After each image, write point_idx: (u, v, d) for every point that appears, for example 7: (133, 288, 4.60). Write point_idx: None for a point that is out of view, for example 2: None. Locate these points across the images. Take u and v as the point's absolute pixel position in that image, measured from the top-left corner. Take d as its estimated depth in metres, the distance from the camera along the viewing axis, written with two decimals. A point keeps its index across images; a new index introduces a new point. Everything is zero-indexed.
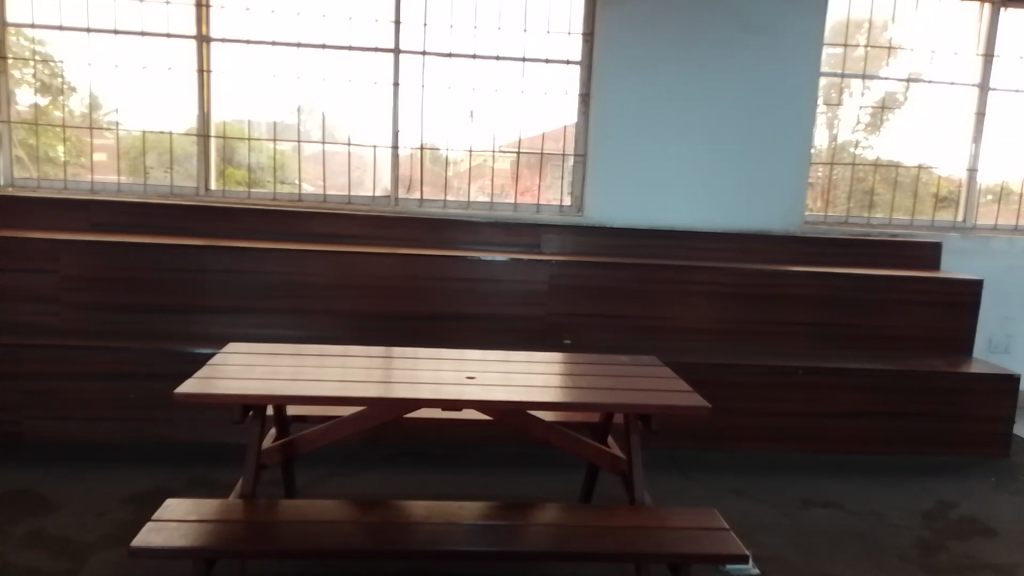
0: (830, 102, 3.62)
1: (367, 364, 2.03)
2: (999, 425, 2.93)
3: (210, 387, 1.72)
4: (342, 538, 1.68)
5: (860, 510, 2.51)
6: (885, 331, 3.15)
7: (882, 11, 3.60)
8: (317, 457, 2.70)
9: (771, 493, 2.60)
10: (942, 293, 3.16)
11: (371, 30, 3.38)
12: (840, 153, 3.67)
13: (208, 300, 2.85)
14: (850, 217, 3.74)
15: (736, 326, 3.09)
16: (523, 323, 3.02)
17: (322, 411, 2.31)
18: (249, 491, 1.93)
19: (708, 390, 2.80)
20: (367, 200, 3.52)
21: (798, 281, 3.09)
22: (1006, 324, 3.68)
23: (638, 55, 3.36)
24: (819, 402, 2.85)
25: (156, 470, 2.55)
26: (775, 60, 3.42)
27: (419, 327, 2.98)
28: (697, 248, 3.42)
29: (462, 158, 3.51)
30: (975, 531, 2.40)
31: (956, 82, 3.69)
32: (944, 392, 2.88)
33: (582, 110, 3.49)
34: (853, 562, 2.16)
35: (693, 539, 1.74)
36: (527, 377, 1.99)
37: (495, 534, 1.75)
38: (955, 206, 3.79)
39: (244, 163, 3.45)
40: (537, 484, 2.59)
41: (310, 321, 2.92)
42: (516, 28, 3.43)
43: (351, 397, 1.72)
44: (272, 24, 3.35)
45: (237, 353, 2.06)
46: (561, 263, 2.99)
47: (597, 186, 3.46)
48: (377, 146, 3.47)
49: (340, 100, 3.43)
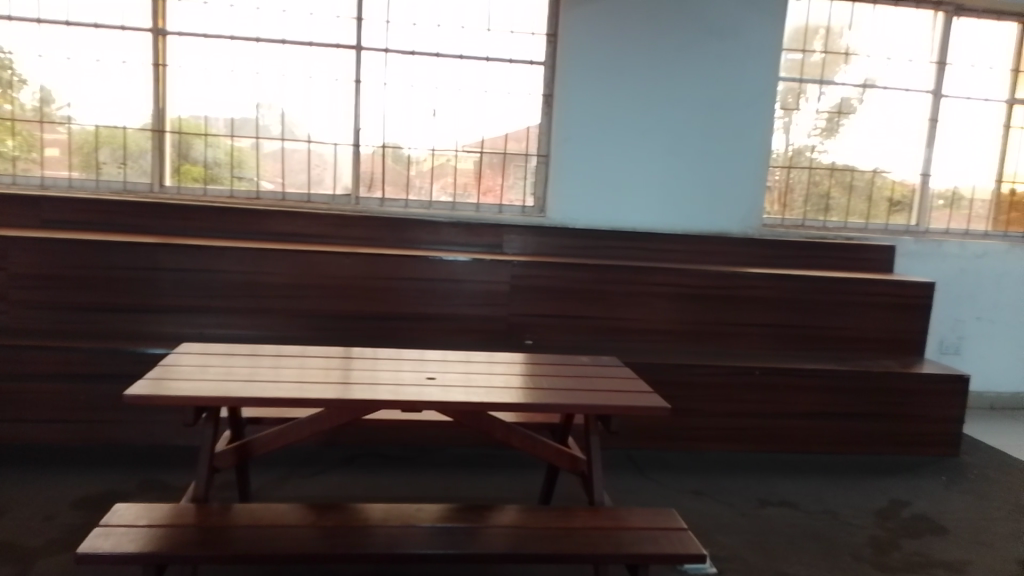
0: (786, 106, 3.67)
1: (325, 365, 2.00)
2: (948, 425, 3.00)
3: (162, 389, 1.68)
4: (297, 543, 1.65)
5: (815, 509, 2.55)
6: (842, 332, 3.21)
7: (839, 17, 3.66)
8: (272, 459, 2.65)
9: (730, 494, 2.62)
10: (897, 296, 3.22)
11: (332, 26, 3.34)
12: (797, 157, 3.72)
13: (162, 299, 2.79)
14: (806, 220, 3.79)
15: (696, 328, 3.11)
16: (484, 324, 3.01)
17: (279, 413, 2.27)
18: (201, 495, 1.89)
19: (667, 391, 2.81)
20: (326, 198, 3.48)
21: (756, 282, 3.12)
22: (956, 326, 3.78)
23: (600, 58, 3.37)
24: (776, 402, 2.88)
25: (107, 474, 2.49)
26: (737, 65, 3.46)
27: (378, 327, 2.94)
28: (658, 250, 3.44)
29: (425, 158, 3.49)
30: (926, 530, 2.44)
31: (910, 89, 3.76)
32: (899, 393, 2.94)
33: (545, 111, 3.49)
34: (808, 561, 2.19)
35: (650, 540, 1.74)
36: (488, 378, 1.98)
37: (454, 537, 1.74)
38: (908, 210, 3.87)
39: (200, 159, 3.37)
40: (496, 485, 2.58)
41: (267, 321, 2.86)
42: (479, 27, 3.41)
43: (309, 398, 1.69)
44: (231, 19, 3.28)
45: (190, 354, 2.01)
46: (523, 263, 2.98)
47: (559, 187, 3.46)
48: (338, 144, 3.43)
49: (300, 98, 3.38)
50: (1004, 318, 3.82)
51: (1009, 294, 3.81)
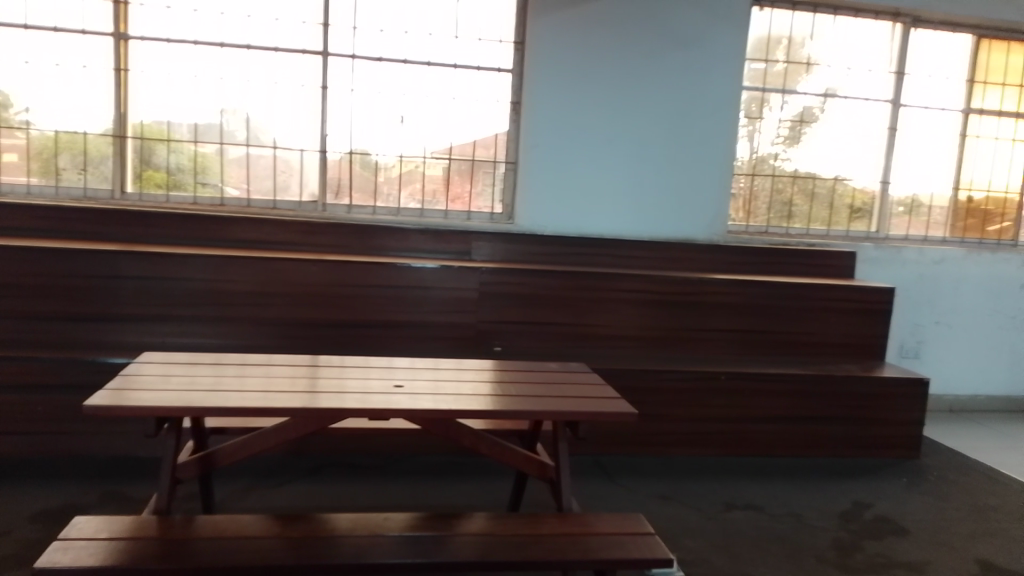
0: (750, 115, 3.73)
1: (292, 374, 1.98)
2: (909, 428, 3.06)
3: (123, 399, 1.65)
4: (261, 555, 1.63)
5: (780, 512, 2.58)
6: (806, 337, 3.26)
7: (801, 27, 3.72)
8: (237, 470, 2.62)
9: (696, 498, 2.64)
10: (858, 301, 3.28)
11: (298, 32, 3.32)
12: (761, 165, 3.78)
13: (123, 307, 2.74)
14: (770, 227, 3.85)
15: (664, 333, 3.14)
16: (452, 331, 3.00)
17: (244, 422, 2.24)
18: (163, 507, 1.85)
19: (635, 397, 2.82)
20: (292, 205, 3.44)
21: (722, 288, 3.16)
22: (916, 330, 3.86)
23: (567, 65, 3.39)
24: (742, 407, 2.91)
25: (65, 487, 2.44)
26: (702, 73, 3.51)
27: (346, 335, 2.92)
28: (626, 256, 3.46)
29: (393, 164, 3.48)
30: (888, 531, 2.49)
31: (870, 98, 3.84)
32: (861, 397, 2.99)
33: (512, 118, 3.50)
34: (773, 563, 2.21)
35: (618, 545, 1.75)
36: (456, 385, 1.97)
37: (422, 546, 1.73)
38: (869, 217, 3.94)
39: (163, 165, 3.32)
40: (465, 492, 2.57)
41: (232, 329, 2.83)
42: (446, 34, 3.41)
43: (275, 407, 1.67)
44: (194, 23, 3.25)
45: (152, 364, 1.97)
46: (491, 270, 2.99)
47: (527, 194, 3.47)
48: (304, 150, 3.40)
49: (266, 103, 3.35)
50: (962, 322, 3.91)
51: (967, 299, 3.90)
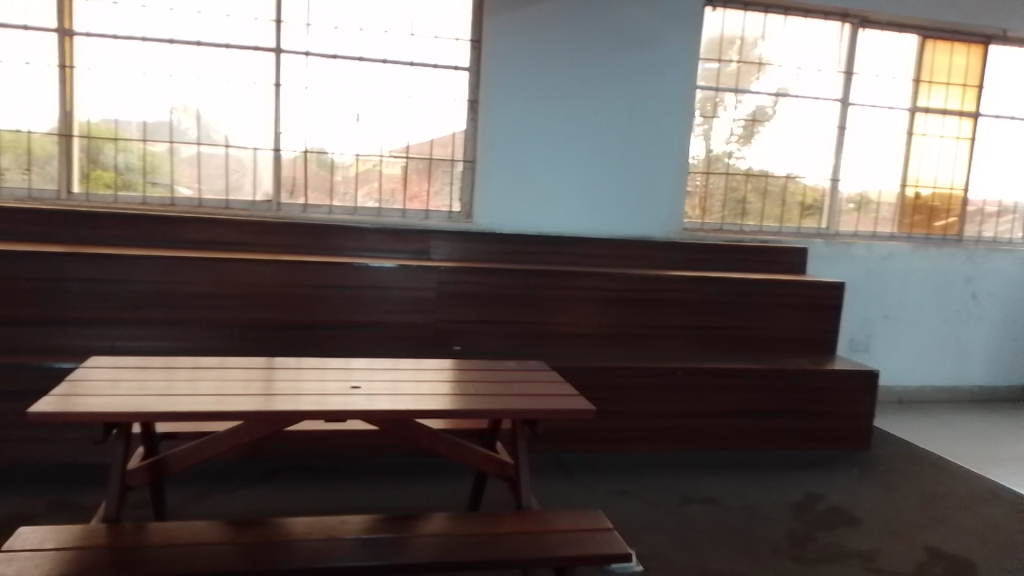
0: (705, 114, 3.77)
1: (246, 376, 1.95)
2: (860, 420, 3.13)
3: (69, 404, 1.60)
4: (215, 561, 1.60)
5: (735, 505, 2.62)
6: (761, 333, 3.31)
7: (752, 28, 3.78)
8: (191, 476, 2.57)
9: (654, 493, 2.67)
10: (811, 297, 3.35)
11: (250, 28, 3.26)
12: (715, 163, 3.83)
13: (70, 311, 2.66)
14: (724, 224, 3.90)
15: (622, 331, 3.17)
16: (411, 331, 2.98)
17: (197, 427, 2.20)
18: (112, 515, 1.81)
19: (594, 394, 2.84)
20: (246, 205, 3.38)
21: (678, 286, 3.20)
22: (866, 324, 3.96)
23: (523, 65, 3.39)
24: (699, 402, 2.95)
25: (11, 496, 2.36)
26: (657, 74, 3.55)
27: (303, 337, 2.88)
28: (584, 255, 3.48)
29: (350, 163, 3.45)
30: (840, 521, 2.54)
31: (820, 98, 3.92)
32: (814, 390, 3.06)
33: (470, 116, 3.49)
34: (728, 555, 2.25)
35: (577, 542, 1.76)
36: (414, 385, 1.96)
37: (380, 548, 1.71)
38: (819, 214, 4.02)
39: (110, 165, 3.24)
40: (424, 493, 2.56)
41: (185, 332, 2.77)
42: (402, 32, 3.39)
43: (228, 411, 1.65)
44: (143, 19, 3.17)
45: (100, 369, 1.92)
46: (450, 269, 2.98)
47: (485, 193, 3.47)
48: (258, 149, 3.35)
49: (218, 101, 3.29)
50: (909, 315, 4.01)
51: (915, 293, 4.00)
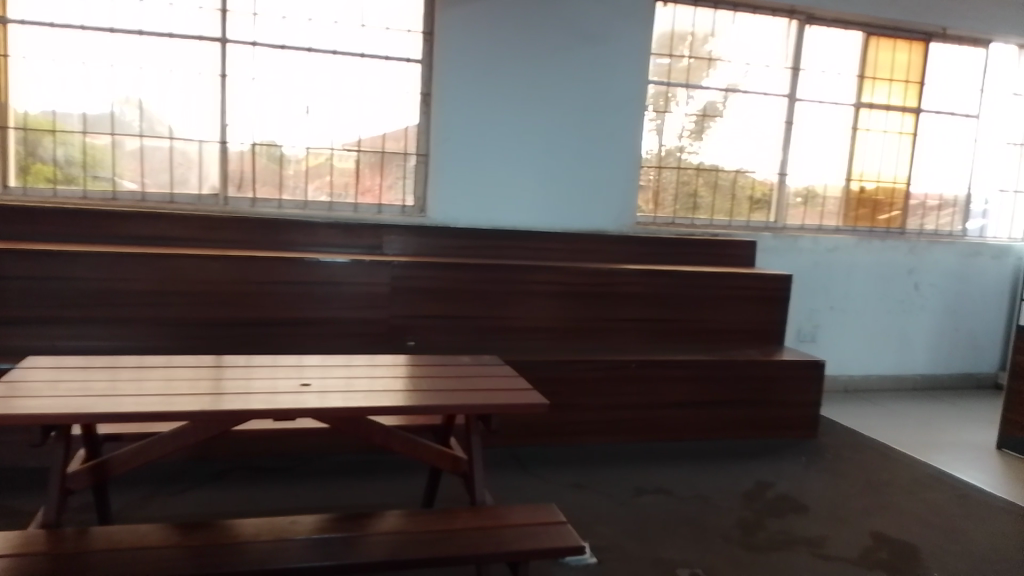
0: (657, 109, 3.80)
1: (193, 375, 1.91)
2: (808, 409, 3.20)
3: (4, 407, 1.55)
4: (160, 565, 1.56)
5: (688, 495, 2.66)
6: (713, 325, 3.36)
7: (702, 24, 3.82)
8: (136, 478, 2.50)
9: (608, 485, 2.69)
10: (761, 289, 3.40)
11: (194, 18, 3.18)
12: (667, 158, 3.87)
13: (7, 310, 2.57)
14: (676, 218, 3.95)
15: (576, 324, 3.18)
16: (365, 327, 2.95)
17: (142, 428, 2.14)
18: (52, 520, 1.75)
19: (549, 387, 2.85)
20: (191, 199, 3.30)
21: (632, 279, 3.22)
22: (814, 315, 4.04)
23: (474, 58, 3.37)
24: (652, 394, 2.98)
25: None
26: (609, 69, 3.57)
27: (253, 334, 2.83)
28: (538, 249, 3.48)
29: (300, 156, 3.39)
30: (789, 509, 2.60)
31: (768, 93, 3.98)
32: (764, 381, 3.11)
33: (423, 109, 3.46)
34: (681, 545, 2.28)
35: (531, 536, 1.76)
36: (367, 382, 1.94)
37: (332, 547, 1.69)
38: (768, 208, 4.09)
39: (49, 158, 3.14)
40: (378, 491, 2.54)
41: (130, 330, 2.70)
42: (352, 23, 3.34)
43: (173, 412, 1.60)
44: (81, 7, 3.07)
45: (39, 369, 1.86)
46: (403, 264, 2.95)
47: (438, 187, 3.45)
48: (204, 141, 3.27)
49: (162, 93, 3.20)
50: (855, 307, 4.12)
51: (860, 285, 4.11)
